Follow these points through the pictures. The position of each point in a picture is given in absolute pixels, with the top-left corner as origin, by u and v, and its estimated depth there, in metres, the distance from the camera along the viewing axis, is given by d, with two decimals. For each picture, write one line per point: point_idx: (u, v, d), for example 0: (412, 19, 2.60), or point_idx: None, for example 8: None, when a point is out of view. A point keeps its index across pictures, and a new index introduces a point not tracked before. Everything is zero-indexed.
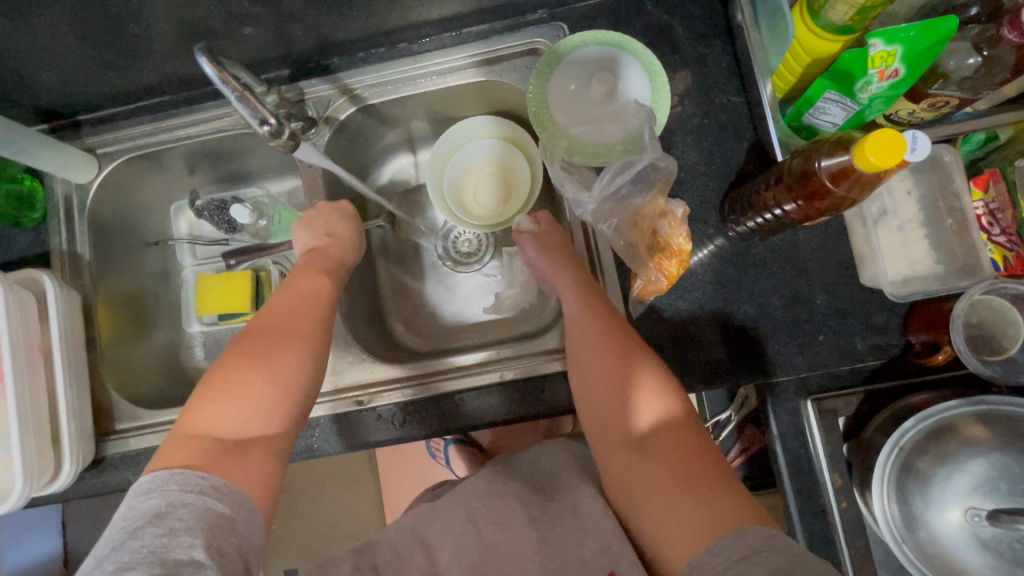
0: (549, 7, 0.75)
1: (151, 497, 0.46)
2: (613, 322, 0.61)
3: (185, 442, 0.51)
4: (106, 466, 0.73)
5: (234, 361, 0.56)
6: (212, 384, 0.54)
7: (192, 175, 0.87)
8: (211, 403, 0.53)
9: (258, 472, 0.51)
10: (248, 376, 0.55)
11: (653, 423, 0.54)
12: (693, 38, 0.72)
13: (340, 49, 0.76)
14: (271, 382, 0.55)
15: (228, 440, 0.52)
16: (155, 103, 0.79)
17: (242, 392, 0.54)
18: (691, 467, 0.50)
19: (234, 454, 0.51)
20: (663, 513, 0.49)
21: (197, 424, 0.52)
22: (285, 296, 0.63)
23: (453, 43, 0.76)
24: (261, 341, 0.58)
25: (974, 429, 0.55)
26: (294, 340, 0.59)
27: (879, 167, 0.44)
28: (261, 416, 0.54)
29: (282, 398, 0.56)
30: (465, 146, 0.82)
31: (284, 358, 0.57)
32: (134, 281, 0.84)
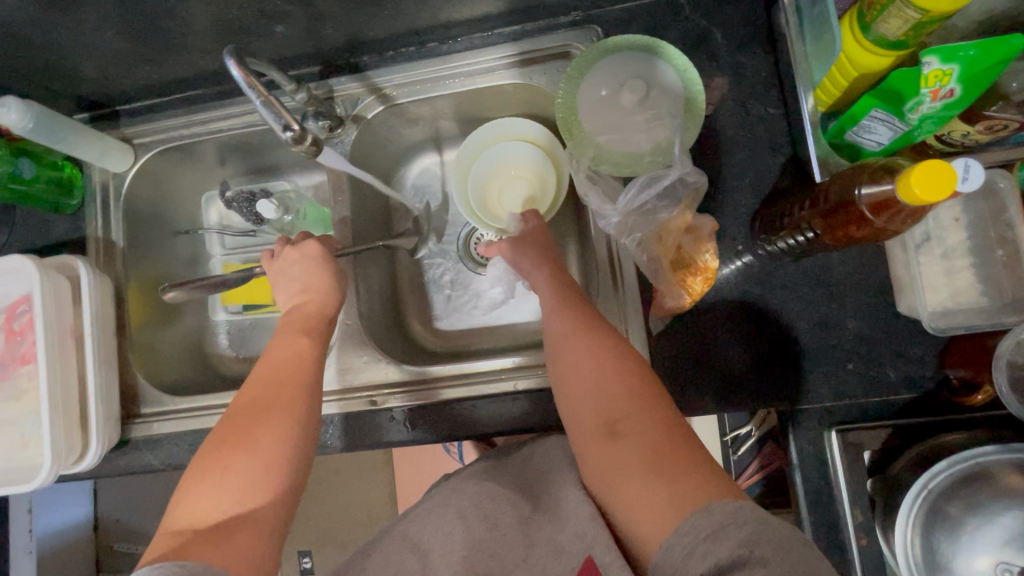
0: (583, 9, 0.73)
1: None
2: (586, 314, 0.60)
3: (171, 535, 0.48)
4: (131, 447, 0.75)
5: (217, 443, 0.53)
6: (196, 471, 0.52)
7: (222, 166, 0.88)
8: (196, 488, 0.50)
9: (248, 551, 0.48)
10: (229, 456, 0.52)
11: (623, 403, 0.52)
12: (733, 46, 0.69)
13: (370, 47, 0.75)
14: (252, 458, 0.52)
15: (212, 525, 0.48)
16: (189, 95, 0.81)
17: (224, 474, 0.51)
18: (662, 451, 0.48)
19: (218, 539, 0.47)
20: (636, 498, 0.47)
21: (182, 513, 0.49)
22: (268, 364, 0.60)
23: (483, 44, 0.75)
24: (242, 416, 0.55)
25: (1012, 478, 0.51)
26: (276, 407, 0.55)
27: (923, 201, 0.41)
28: (245, 495, 0.50)
29: (268, 471, 0.52)
30: (487, 150, 0.81)
31: (264, 428, 0.54)
32: (164, 268, 0.87)
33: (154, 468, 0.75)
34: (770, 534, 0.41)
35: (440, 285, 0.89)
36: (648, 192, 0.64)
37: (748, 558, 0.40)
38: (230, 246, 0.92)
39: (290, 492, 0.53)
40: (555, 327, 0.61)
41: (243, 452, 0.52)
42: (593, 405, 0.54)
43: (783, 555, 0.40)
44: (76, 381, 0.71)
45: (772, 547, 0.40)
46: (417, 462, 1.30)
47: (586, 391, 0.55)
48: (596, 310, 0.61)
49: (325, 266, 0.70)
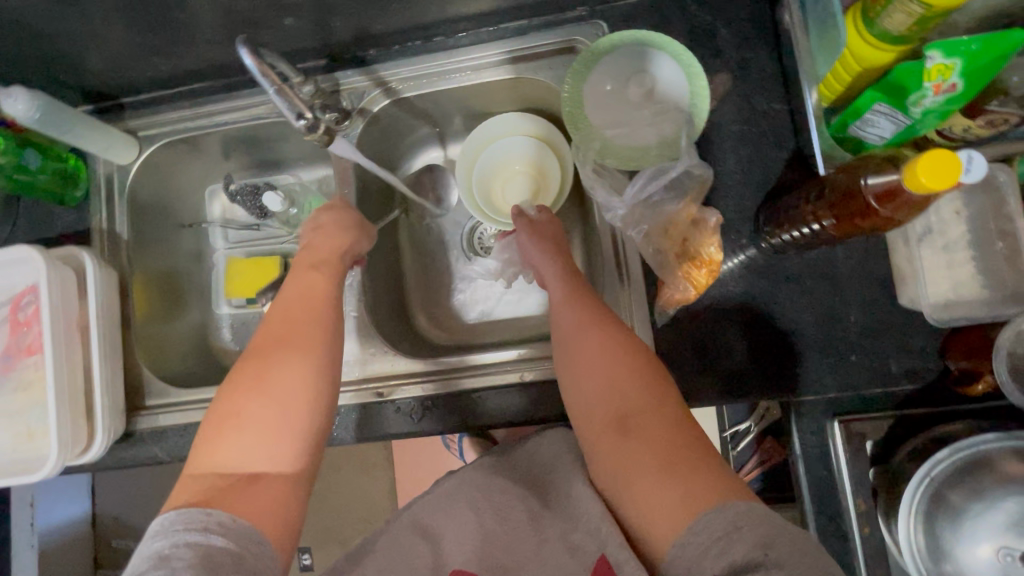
0: (589, 5, 0.73)
1: (157, 540, 0.45)
2: (596, 308, 0.59)
3: (194, 480, 0.50)
4: (135, 440, 0.75)
5: (235, 391, 0.53)
6: (217, 417, 0.53)
7: (227, 160, 0.88)
8: (217, 435, 0.51)
9: (272, 501, 0.50)
10: (247, 405, 0.52)
11: (634, 399, 0.52)
12: (737, 42, 0.70)
13: (377, 41, 0.76)
14: (272, 403, 0.53)
15: (236, 474, 0.50)
16: (195, 88, 0.81)
17: (243, 423, 0.52)
18: (675, 446, 0.48)
19: (244, 488, 0.49)
20: (647, 494, 0.48)
21: (205, 460, 0.51)
22: (282, 308, 0.60)
23: (489, 38, 0.76)
24: (258, 360, 0.55)
25: (1013, 465, 0.52)
26: (293, 355, 0.56)
27: (929, 189, 0.42)
28: (269, 443, 0.52)
29: (287, 423, 0.53)
30: (494, 143, 0.82)
31: (280, 382, 0.54)
32: (168, 261, 0.87)
33: (160, 459, 0.75)
34: (783, 538, 0.41)
35: (444, 279, 0.89)
36: (653, 186, 0.65)
37: (762, 561, 0.40)
38: (233, 240, 0.92)
39: (311, 444, 0.54)
40: (563, 318, 0.60)
41: (261, 403, 0.53)
42: (603, 400, 0.53)
43: (799, 557, 0.40)
44: (82, 372, 0.71)
45: (789, 552, 0.40)
46: (417, 457, 1.31)
47: (595, 387, 0.55)
48: (607, 307, 0.60)
49: (350, 211, 0.72)
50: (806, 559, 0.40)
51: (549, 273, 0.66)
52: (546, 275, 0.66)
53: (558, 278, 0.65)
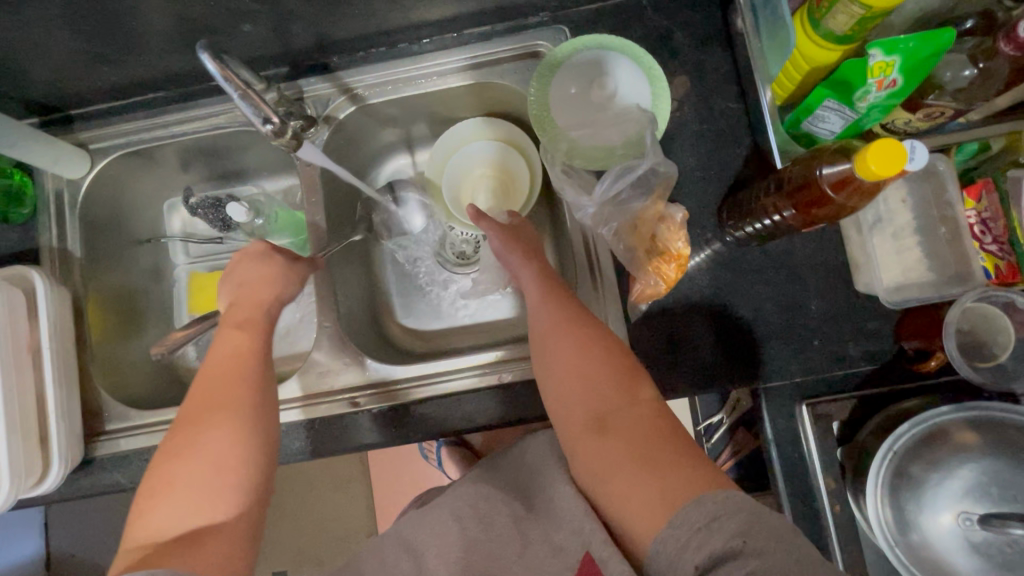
0: (551, 11, 0.75)
1: None
2: (573, 308, 0.60)
3: (129, 554, 0.48)
4: (95, 467, 0.71)
5: (165, 458, 0.52)
6: (146, 490, 0.51)
7: (185, 172, 0.86)
8: (153, 505, 0.50)
9: (211, 557, 0.48)
10: (177, 473, 0.51)
11: (613, 400, 0.53)
12: (694, 44, 0.73)
13: (340, 47, 0.75)
14: (202, 463, 0.51)
15: (171, 539, 0.48)
16: (150, 99, 0.78)
17: (173, 490, 0.50)
18: (651, 444, 0.49)
19: (186, 548, 0.47)
20: (626, 491, 0.48)
21: (140, 533, 0.49)
22: (210, 365, 0.58)
23: (454, 44, 0.76)
24: (187, 422, 0.54)
25: (965, 435, 0.55)
26: (218, 415, 0.54)
27: (879, 176, 0.45)
28: (207, 502, 0.50)
29: (221, 477, 0.51)
30: (458, 149, 0.83)
31: (209, 441, 0.52)
32: (125, 278, 0.83)
33: (122, 487, 0.71)
34: (761, 525, 0.42)
35: (417, 286, 0.89)
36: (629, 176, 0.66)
37: (741, 549, 0.41)
38: (196, 255, 0.90)
39: (253, 494, 0.53)
40: (539, 319, 0.60)
41: (191, 465, 0.51)
42: (580, 399, 0.54)
43: (776, 546, 0.41)
44: (34, 399, 0.67)
45: (766, 537, 0.41)
46: (394, 473, 1.29)
47: (571, 387, 0.55)
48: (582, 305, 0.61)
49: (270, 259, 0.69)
50: (784, 545, 0.41)
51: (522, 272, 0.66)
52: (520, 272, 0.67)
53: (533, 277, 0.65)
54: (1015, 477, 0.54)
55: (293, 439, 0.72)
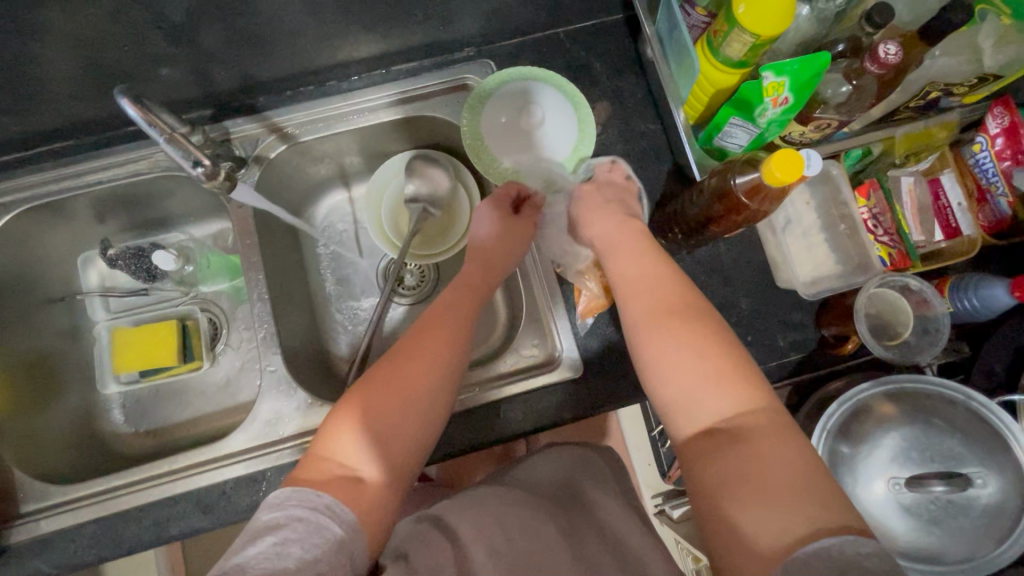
0: (475, 45, 0.78)
1: (274, 510, 0.45)
2: (680, 295, 0.54)
3: (316, 465, 0.49)
4: (13, 556, 0.64)
5: (369, 386, 0.53)
6: (349, 405, 0.53)
7: (102, 224, 0.81)
8: (347, 424, 0.51)
9: (374, 500, 0.48)
10: (378, 402, 0.52)
11: (726, 402, 0.47)
12: (611, 72, 0.78)
13: (266, 87, 0.75)
14: (396, 405, 0.53)
15: (348, 466, 0.49)
16: (58, 148, 0.74)
17: (371, 420, 0.51)
18: (775, 466, 0.42)
19: (354, 480, 0.48)
20: (745, 513, 0.41)
21: (328, 447, 0.51)
22: (427, 318, 0.60)
23: (383, 80, 0.78)
24: (391, 361, 0.56)
25: (885, 407, 0.61)
26: (422, 362, 0.55)
27: (784, 182, 0.50)
28: (386, 446, 0.51)
29: (406, 428, 0.52)
30: (392, 182, 0.83)
31: (409, 383, 0.54)
32: (37, 343, 0.77)
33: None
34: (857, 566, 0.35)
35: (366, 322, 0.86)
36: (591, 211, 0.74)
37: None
38: (120, 310, 0.84)
39: (417, 456, 0.53)
40: (640, 308, 0.54)
41: (382, 405, 0.52)
42: (697, 398, 0.48)
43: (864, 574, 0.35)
44: None
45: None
46: None
47: (678, 395, 0.49)
48: (696, 293, 0.55)
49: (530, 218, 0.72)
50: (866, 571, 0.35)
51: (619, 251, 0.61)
52: (611, 245, 0.62)
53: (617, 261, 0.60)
54: (930, 440, 0.60)
55: (245, 494, 0.67)
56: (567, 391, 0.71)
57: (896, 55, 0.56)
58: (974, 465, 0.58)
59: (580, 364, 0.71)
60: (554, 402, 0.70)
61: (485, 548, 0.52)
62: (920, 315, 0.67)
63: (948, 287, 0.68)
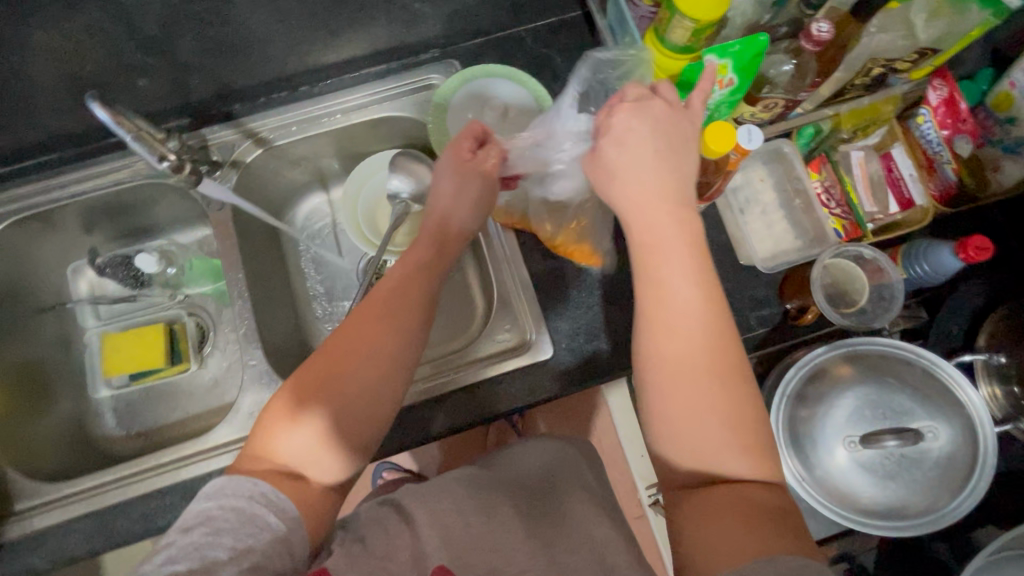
0: (441, 47, 0.82)
1: (209, 501, 0.48)
2: (723, 338, 0.50)
3: (255, 460, 0.51)
4: (7, 552, 0.66)
5: (314, 378, 0.54)
6: (294, 397, 0.53)
7: (90, 233, 0.84)
8: (287, 417, 0.52)
9: (317, 507, 0.51)
10: (325, 398, 0.53)
11: (730, 460, 0.47)
12: (571, 66, 0.82)
13: (240, 95, 0.78)
14: (341, 399, 0.53)
15: (290, 463, 0.51)
16: (44, 161, 0.77)
17: (316, 416, 0.52)
18: (743, 509, 0.45)
19: (295, 478, 0.51)
20: (705, 535, 0.45)
21: (267, 440, 0.52)
22: (381, 300, 0.60)
23: (352, 83, 0.81)
24: (335, 349, 0.56)
25: (840, 369, 0.63)
26: (369, 355, 0.55)
27: (720, 152, 0.55)
28: (330, 443, 0.52)
29: (352, 424, 0.53)
30: (370, 181, 0.86)
31: (356, 376, 0.54)
32: (29, 350, 0.79)
33: (38, 571, 0.66)
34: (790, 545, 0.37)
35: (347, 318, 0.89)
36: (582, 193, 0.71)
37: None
38: (110, 317, 0.88)
39: (365, 450, 0.55)
40: (665, 338, 0.50)
41: (330, 406, 0.53)
42: (695, 438, 0.48)
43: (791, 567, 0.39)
44: None
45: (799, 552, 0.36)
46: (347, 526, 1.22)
47: (677, 427, 0.49)
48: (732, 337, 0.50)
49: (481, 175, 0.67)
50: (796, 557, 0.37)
51: (642, 230, 0.52)
52: (635, 214, 0.53)
53: (650, 263, 0.52)
54: (882, 398, 0.62)
55: None
56: (540, 375, 0.73)
57: (828, 33, 0.59)
58: (924, 418, 0.61)
59: (551, 347, 0.73)
60: (524, 383, 0.73)
61: (438, 533, 0.53)
62: (876, 283, 0.69)
63: (900, 256, 0.71)
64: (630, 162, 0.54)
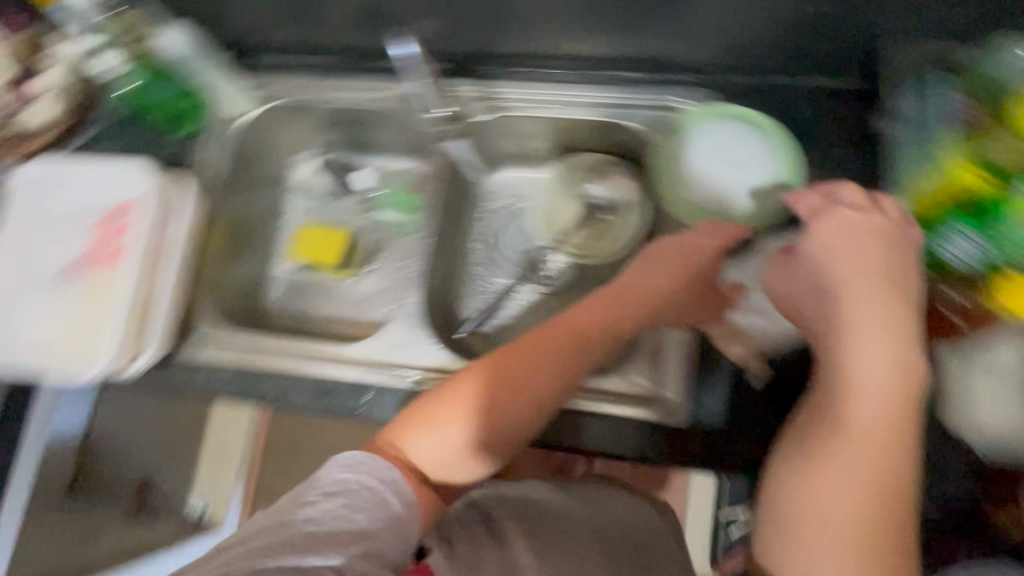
0: (696, 72, 0.79)
1: (347, 472, 0.54)
2: (897, 534, 0.46)
3: (390, 448, 0.57)
4: (176, 365, 0.78)
5: (465, 387, 0.58)
6: (441, 398, 0.58)
7: (325, 133, 0.95)
8: (429, 416, 0.58)
9: (430, 504, 0.57)
10: (469, 409, 0.58)
11: None
12: (830, 135, 0.73)
13: (494, 58, 0.82)
14: (480, 416, 0.57)
15: (419, 459, 0.57)
16: (321, 62, 0.89)
17: (452, 427, 0.57)
18: None
19: (420, 474, 0.57)
20: None
21: (404, 433, 0.58)
22: (550, 335, 0.61)
23: (596, 80, 0.81)
24: (491, 369, 0.59)
25: None
26: (518, 389, 0.58)
27: None
28: (456, 454, 0.57)
29: (479, 444, 0.58)
30: (569, 177, 0.88)
31: (499, 400, 0.58)
32: (248, 209, 0.92)
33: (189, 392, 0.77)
34: None
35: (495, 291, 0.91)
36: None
37: None
38: (305, 207, 0.97)
39: (483, 463, 0.59)
40: (830, 507, 0.46)
41: (469, 421, 0.57)
42: None
43: None
44: (147, 296, 0.72)
45: None
46: None
47: None
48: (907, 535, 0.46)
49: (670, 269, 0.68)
50: None
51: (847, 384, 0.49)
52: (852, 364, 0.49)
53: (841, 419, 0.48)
54: None
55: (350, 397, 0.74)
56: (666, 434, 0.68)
57: None
58: None
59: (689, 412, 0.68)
60: (640, 439, 0.69)
61: None
62: None
63: None
64: (852, 297, 0.52)
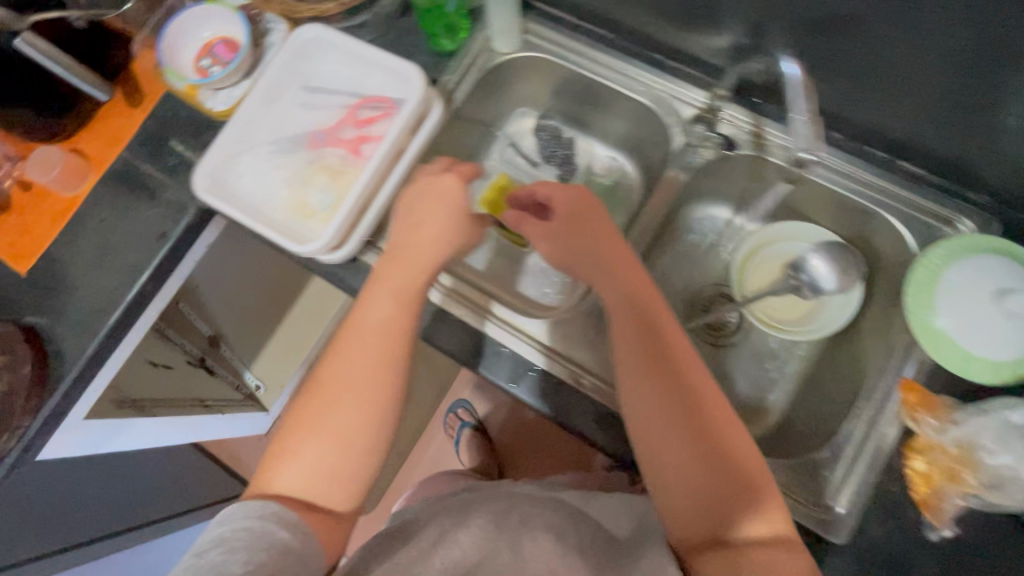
0: (995, 200, 0.71)
1: (221, 525, 0.51)
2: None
3: (263, 495, 0.56)
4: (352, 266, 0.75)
5: (311, 394, 0.60)
6: (298, 420, 0.59)
7: (561, 99, 0.91)
8: (299, 449, 0.57)
9: (331, 529, 0.56)
10: (322, 415, 0.58)
11: None
12: None
13: (785, 99, 0.76)
14: (340, 418, 0.58)
15: (292, 494, 0.56)
16: (597, 31, 0.83)
17: (321, 443, 0.57)
18: None
19: (304, 506, 0.55)
20: None
21: (274, 475, 0.57)
22: (363, 322, 0.62)
23: (881, 165, 0.75)
24: (325, 378, 0.60)
25: None
26: (352, 389, 0.59)
27: None
28: (339, 473, 0.57)
29: (351, 450, 0.58)
30: (789, 244, 0.83)
31: (345, 401, 0.59)
32: (458, 143, 0.89)
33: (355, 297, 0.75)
34: None
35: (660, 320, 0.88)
36: (1010, 460, 0.58)
37: None
38: (510, 161, 0.95)
39: (371, 457, 0.59)
40: None
41: (336, 433, 0.57)
42: None
43: None
44: (372, 194, 0.71)
45: None
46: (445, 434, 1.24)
47: None
48: None
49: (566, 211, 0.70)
50: None
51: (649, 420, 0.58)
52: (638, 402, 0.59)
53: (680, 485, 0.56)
54: None
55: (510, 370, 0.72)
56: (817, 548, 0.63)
57: None
58: None
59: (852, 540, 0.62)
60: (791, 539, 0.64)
61: None
62: None
63: None
64: (594, 276, 0.67)
